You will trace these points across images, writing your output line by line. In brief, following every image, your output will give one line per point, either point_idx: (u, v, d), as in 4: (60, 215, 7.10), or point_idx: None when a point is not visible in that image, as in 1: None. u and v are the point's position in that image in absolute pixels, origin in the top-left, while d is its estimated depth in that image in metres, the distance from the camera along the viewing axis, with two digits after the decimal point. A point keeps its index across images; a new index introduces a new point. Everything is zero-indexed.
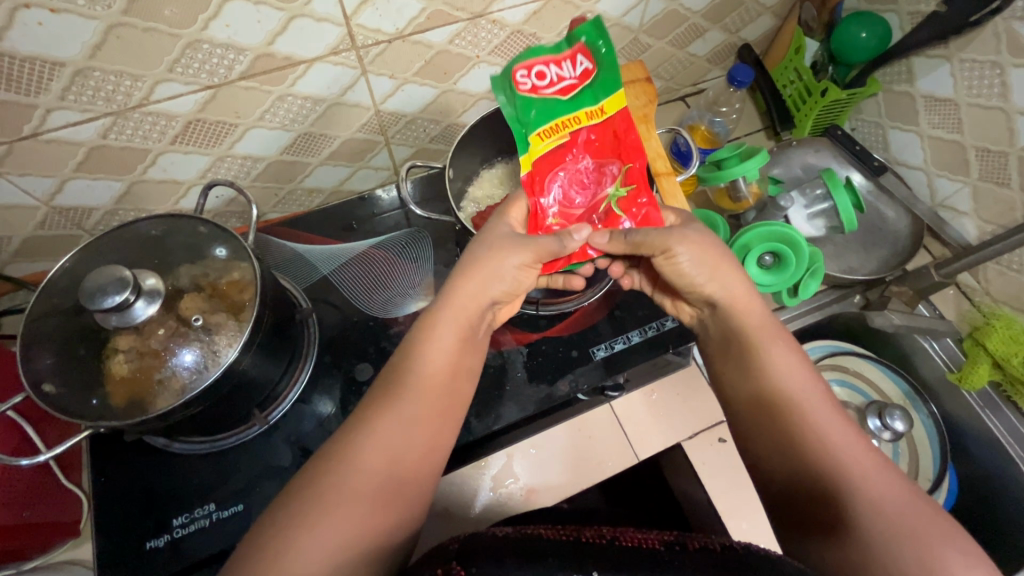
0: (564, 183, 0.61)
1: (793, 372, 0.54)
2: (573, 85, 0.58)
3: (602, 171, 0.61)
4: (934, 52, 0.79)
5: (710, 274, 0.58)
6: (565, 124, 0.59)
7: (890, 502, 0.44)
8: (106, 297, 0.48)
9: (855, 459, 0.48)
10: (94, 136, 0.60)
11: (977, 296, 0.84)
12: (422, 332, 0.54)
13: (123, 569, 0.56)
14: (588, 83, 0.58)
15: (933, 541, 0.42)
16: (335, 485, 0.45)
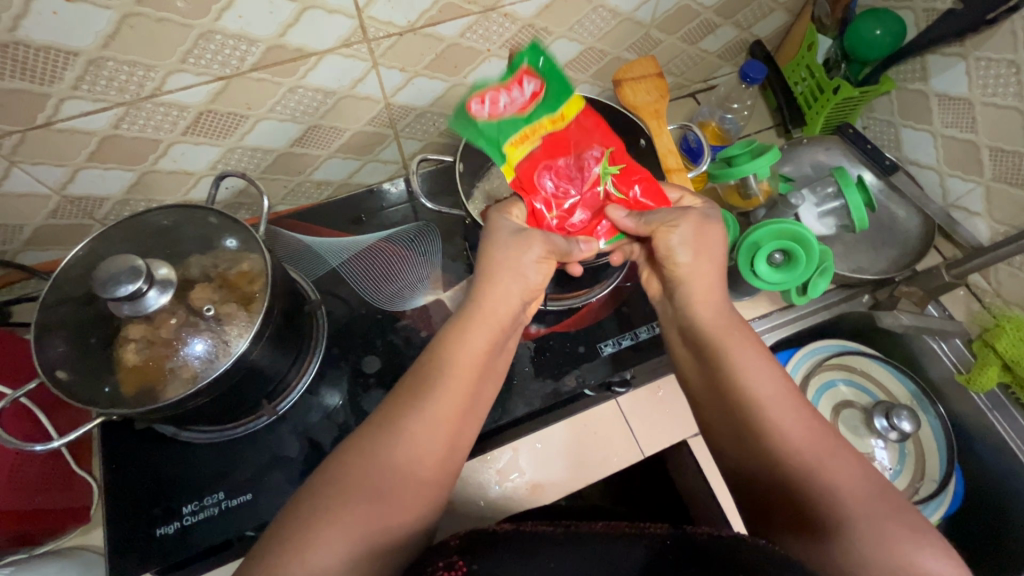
0: (552, 178, 0.61)
1: (753, 361, 0.52)
2: (528, 102, 0.60)
3: (583, 160, 0.62)
4: (949, 50, 0.78)
5: (692, 254, 0.56)
6: (536, 129, 0.61)
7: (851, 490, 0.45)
8: (119, 286, 0.48)
9: (818, 447, 0.48)
10: (107, 126, 0.60)
11: (987, 297, 0.84)
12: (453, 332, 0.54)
13: (132, 556, 0.56)
14: (541, 91, 0.61)
15: (895, 527, 0.43)
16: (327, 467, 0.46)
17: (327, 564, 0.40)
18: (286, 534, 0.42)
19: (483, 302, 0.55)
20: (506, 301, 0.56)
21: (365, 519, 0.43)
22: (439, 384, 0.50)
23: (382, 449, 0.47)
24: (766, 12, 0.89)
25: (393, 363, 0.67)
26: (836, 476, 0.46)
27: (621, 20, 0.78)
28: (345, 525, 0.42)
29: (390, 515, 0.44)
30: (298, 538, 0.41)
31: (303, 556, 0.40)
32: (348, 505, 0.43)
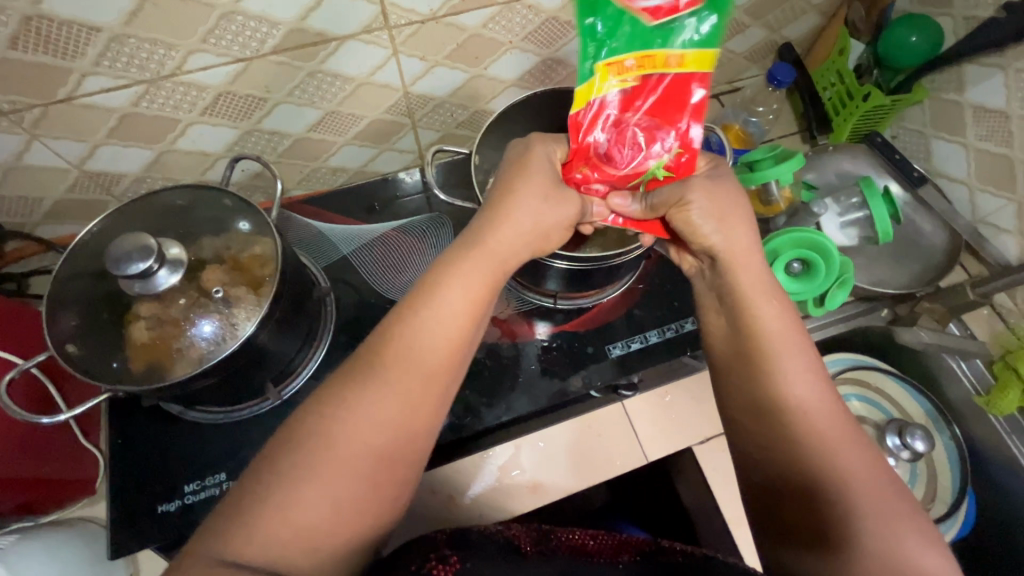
0: (606, 139, 0.52)
1: (793, 339, 0.50)
2: (667, 11, 0.47)
3: (654, 134, 0.51)
4: (989, 61, 0.75)
5: (716, 227, 0.52)
6: (643, 59, 0.49)
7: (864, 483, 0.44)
8: (130, 264, 0.49)
9: (837, 437, 0.46)
10: (127, 104, 0.60)
11: (1012, 317, 0.81)
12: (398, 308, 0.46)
13: (135, 530, 0.57)
14: (684, 15, 0.47)
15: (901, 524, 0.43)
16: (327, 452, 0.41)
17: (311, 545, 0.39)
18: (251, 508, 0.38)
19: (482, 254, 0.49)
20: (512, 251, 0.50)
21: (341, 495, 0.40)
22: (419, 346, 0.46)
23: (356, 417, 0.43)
24: (798, 14, 0.86)
25: None
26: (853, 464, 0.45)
27: None
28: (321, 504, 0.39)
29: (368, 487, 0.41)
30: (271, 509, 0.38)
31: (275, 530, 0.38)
32: (325, 481, 0.40)
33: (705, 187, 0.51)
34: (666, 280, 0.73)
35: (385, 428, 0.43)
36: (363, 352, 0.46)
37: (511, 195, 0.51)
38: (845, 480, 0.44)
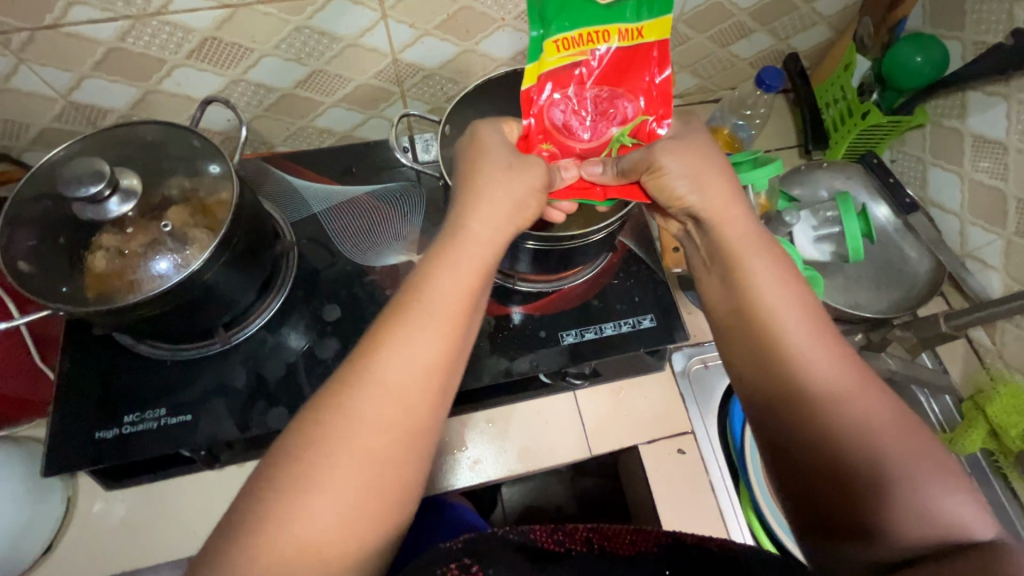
0: (563, 108, 0.56)
1: (787, 317, 0.47)
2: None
3: (613, 105, 0.56)
4: (993, 89, 0.73)
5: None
6: (591, 36, 0.52)
7: (879, 444, 0.42)
8: (82, 187, 0.50)
9: (842, 394, 0.44)
10: (112, 38, 0.62)
11: (989, 356, 0.78)
12: (412, 290, 0.47)
13: (71, 452, 0.59)
14: None
15: (922, 474, 0.41)
16: (346, 431, 0.41)
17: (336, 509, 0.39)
18: (272, 501, 0.39)
19: (472, 238, 0.50)
20: (492, 233, 0.50)
21: (367, 468, 0.40)
22: (426, 307, 0.46)
23: (367, 390, 0.42)
24: (806, 24, 0.85)
25: (352, 315, 0.67)
26: (857, 420, 0.43)
27: None
28: (340, 483, 0.40)
29: (394, 449, 0.42)
30: (293, 493, 0.39)
31: (303, 517, 0.38)
32: (344, 459, 0.40)
33: (671, 150, 0.52)
34: (630, 275, 0.72)
35: (396, 389, 0.43)
36: (385, 314, 0.46)
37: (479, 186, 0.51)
38: (864, 450, 0.42)
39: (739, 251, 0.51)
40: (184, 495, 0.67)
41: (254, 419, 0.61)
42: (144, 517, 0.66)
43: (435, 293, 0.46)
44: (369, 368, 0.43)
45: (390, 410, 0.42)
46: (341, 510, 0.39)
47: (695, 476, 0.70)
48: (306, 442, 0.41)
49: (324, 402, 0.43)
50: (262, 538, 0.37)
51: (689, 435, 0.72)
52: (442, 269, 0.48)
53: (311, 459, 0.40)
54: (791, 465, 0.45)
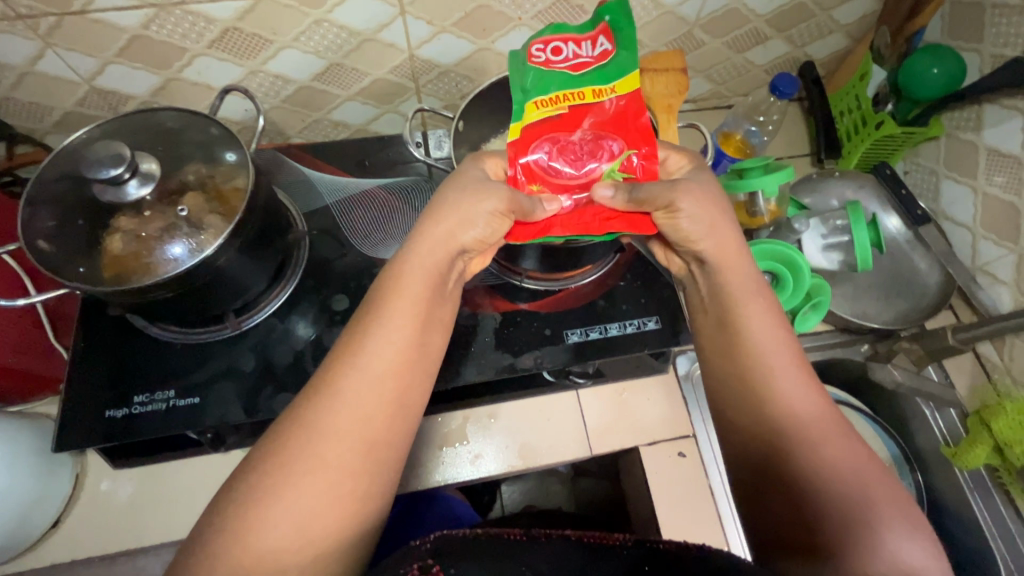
0: (547, 151, 0.55)
1: (780, 352, 0.50)
2: (586, 64, 0.55)
3: (599, 146, 0.55)
4: (1011, 103, 0.72)
5: (675, 238, 0.53)
6: (568, 97, 0.55)
7: (852, 486, 0.44)
8: (102, 168, 0.52)
9: (822, 437, 0.46)
10: (136, 25, 0.63)
11: (997, 372, 0.78)
12: (377, 308, 0.48)
13: (83, 429, 0.60)
14: (601, 65, 0.55)
15: (892, 517, 0.43)
16: (304, 446, 0.42)
17: (293, 520, 0.40)
18: (227, 517, 0.40)
19: (427, 258, 0.50)
20: (445, 251, 0.51)
21: (319, 482, 0.41)
22: (378, 323, 0.47)
23: (319, 408, 0.44)
24: (824, 32, 0.85)
25: (361, 306, 0.68)
26: (835, 465, 0.45)
27: (662, 12, 0.76)
28: (291, 499, 0.40)
29: (347, 463, 0.42)
30: (246, 509, 0.40)
31: (256, 532, 0.39)
32: (295, 475, 0.41)
33: (691, 193, 0.52)
34: (637, 276, 0.72)
35: (356, 403, 0.44)
36: (349, 331, 0.47)
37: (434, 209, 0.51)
38: (836, 490, 0.44)
39: (735, 294, 0.52)
40: (189, 477, 0.69)
41: (260, 404, 0.62)
42: (150, 497, 0.68)
43: (394, 310, 0.47)
44: (322, 387, 0.44)
45: (340, 425, 0.43)
46: (299, 521, 0.40)
47: (694, 479, 0.70)
48: (262, 460, 0.42)
49: (281, 421, 0.44)
50: (216, 553, 0.39)
51: (690, 439, 0.72)
52: (394, 288, 0.49)
53: (264, 477, 0.41)
54: (773, 502, 0.48)
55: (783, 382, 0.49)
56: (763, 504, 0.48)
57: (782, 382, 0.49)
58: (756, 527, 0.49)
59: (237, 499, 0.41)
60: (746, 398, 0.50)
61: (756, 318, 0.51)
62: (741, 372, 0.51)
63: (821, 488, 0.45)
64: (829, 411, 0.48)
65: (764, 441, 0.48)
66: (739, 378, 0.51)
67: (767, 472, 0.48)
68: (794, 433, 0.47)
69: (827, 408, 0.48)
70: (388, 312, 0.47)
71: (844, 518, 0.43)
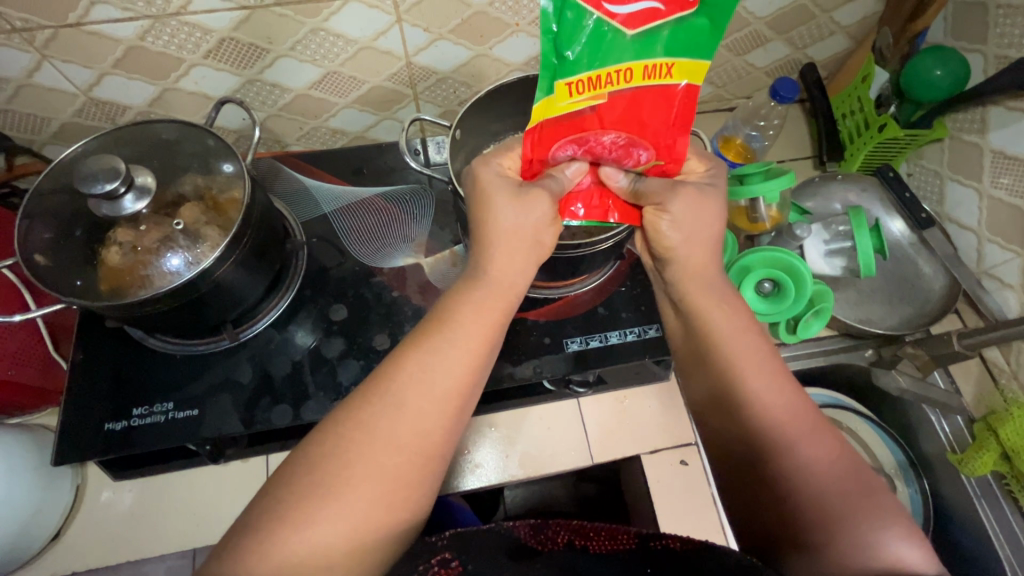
0: (572, 151, 0.49)
1: (757, 355, 0.49)
2: (648, 18, 0.42)
3: (629, 152, 0.48)
4: (1014, 105, 0.71)
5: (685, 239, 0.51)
6: (608, 79, 0.44)
7: (833, 476, 0.45)
8: (97, 183, 0.52)
9: (801, 436, 0.46)
10: (132, 36, 0.63)
11: (1004, 377, 0.76)
12: (447, 319, 0.47)
13: (81, 442, 0.60)
14: (663, 23, 0.42)
15: (873, 515, 0.44)
16: (367, 450, 0.42)
17: (338, 524, 0.39)
18: (276, 515, 0.39)
19: (494, 268, 0.49)
20: (520, 271, 0.50)
21: (373, 486, 0.41)
22: (445, 335, 0.46)
23: (381, 414, 0.43)
24: (825, 34, 0.84)
25: (359, 315, 0.68)
26: (813, 461, 0.46)
27: None
28: (349, 501, 0.40)
29: (398, 471, 0.42)
30: (306, 505, 0.40)
31: (305, 529, 0.39)
32: (351, 478, 0.41)
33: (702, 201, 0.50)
34: (637, 284, 0.71)
35: (421, 414, 0.43)
36: (414, 336, 0.47)
37: (487, 213, 0.49)
38: (819, 494, 0.45)
39: (698, 301, 0.52)
40: (188, 488, 0.68)
41: (259, 414, 0.62)
42: (149, 508, 0.68)
43: (461, 323, 0.47)
44: (388, 393, 0.44)
45: (400, 434, 0.43)
46: (346, 526, 0.40)
47: (697, 487, 0.70)
48: (315, 459, 0.42)
49: (336, 422, 0.43)
50: (266, 547, 0.38)
51: (693, 447, 0.71)
52: (464, 297, 0.49)
53: (320, 475, 0.41)
54: (759, 497, 0.48)
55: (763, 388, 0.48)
56: (748, 504, 0.49)
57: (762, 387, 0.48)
58: (742, 521, 0.50)
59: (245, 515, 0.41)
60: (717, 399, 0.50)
61: (721, 321, 0.51)
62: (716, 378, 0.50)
63: (805, 484, 0.45)
64: (807, 413, 0.48)
65: (741, 440, 0.49)
66: (712, 383, 0.51)
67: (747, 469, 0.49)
68: (772, 432, 0.47)
69: (804, 407, 0.48)
70: (460, 326, 0.47)
71: (825, 513, 0.44)
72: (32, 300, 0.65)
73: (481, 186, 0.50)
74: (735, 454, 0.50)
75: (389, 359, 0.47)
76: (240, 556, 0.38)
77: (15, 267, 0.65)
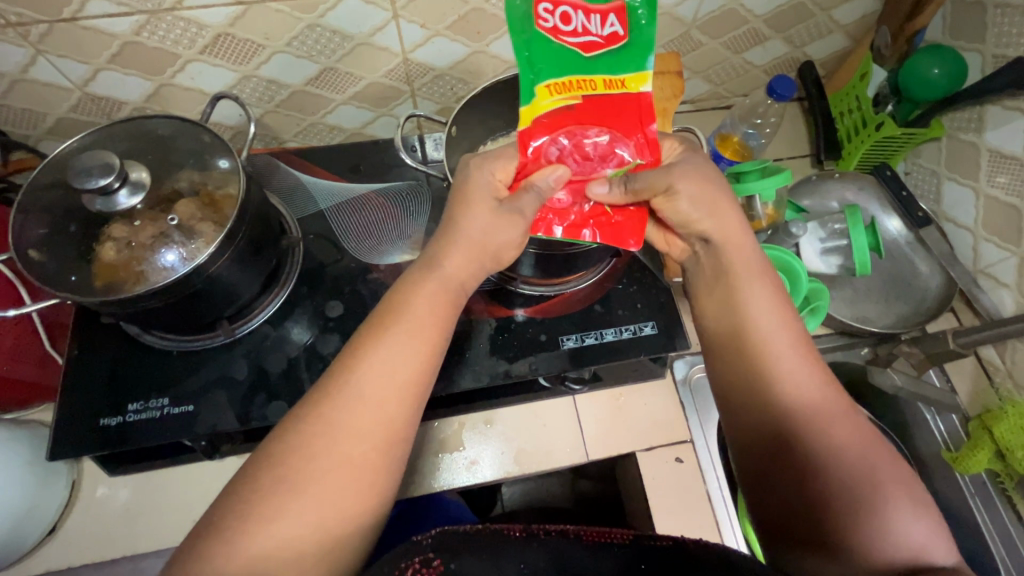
0: (561, 147, 0.53)
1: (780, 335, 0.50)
2: (597, 46, 0.50)
3: (609, 152, 0.53)
4: (1011, 104, 0.71)
5: (707, 213, 0.53)
6: (580, 85, 0.51)
7: (856, 466, 0.44)
8: (91, 179, 0.51)
9: (823, 419, 0.46)
10: (128, 31, 0.63)
11: (998, 376, 0.77)
12: (398, 309, 0.47)
13: (76, 438, 0.60)
14: (613, 46, 0.50)
15: (898, 498, 0.43)
16: (326, 444, 0.42)
17: (303, 521, 0.39)
18: (241, 513, 0.39)
19: (445, 261, 0.50)
20: (473, 264, 0.50)
21: (345, 475, 0.41)
22: (398, 323, 0.47)
23: (347, 403, 0.43)
24: (823, 32, 0.84)
25: (355, 312, 0.68)
26: (839, 444, 0.45)
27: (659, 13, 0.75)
28: (314, 495, 0.40)
29: (368, 458, 0.42)
30: (267, 502, 0.39)
31: (269, 526, 0.39)
32: (315, 470, 0.41)
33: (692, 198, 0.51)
34: (633, 281, 0.71)
35: (379, 404, 0.43)
36: (366, 329, 0.47)
37: (460, 213, 0.50)
38: (842, 477, 0.44)
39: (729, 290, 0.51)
40: (183, 484, 0.69)
41: (254, 411, 0.62)
42: (145, 504, 0.68)
43: (413, 315, 0.47)
44: (343, 385, 0.44)
45: (361, 422, 0.43)
46: (312, 521, 0.39)
47: (692, 485, 0.70)
48: (277, 455, 0.41)
49: (295, 418, 0.43)
50: (233, 545, 0.38)
51: (688, 444, 0.72)
52: (416, 287, 0.49)
53: (283, 470, 0.41)
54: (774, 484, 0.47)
55: (786, 368, 0.48)
56: (763, 491, 0.48)
57: (785, 367, 0.48)
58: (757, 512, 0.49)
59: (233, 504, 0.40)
60: (744, 385, 0.50)
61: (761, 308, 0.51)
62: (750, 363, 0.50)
63: (829, 476, 0.45)
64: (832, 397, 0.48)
65: (766, 428, 0.48)
66: (741, 368, 0.50)
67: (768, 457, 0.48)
68: (792, 417, 0.47)
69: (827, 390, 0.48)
70: (414, 312, 0.47)
71: (847, 505, 0.43)
72: (28, 295, 0.64)
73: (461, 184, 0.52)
74: (748, 441, 0.49)
75: (345, 350, 0.47)
76: (212, 552, 0.38)
77: (11, 262, 0.65)
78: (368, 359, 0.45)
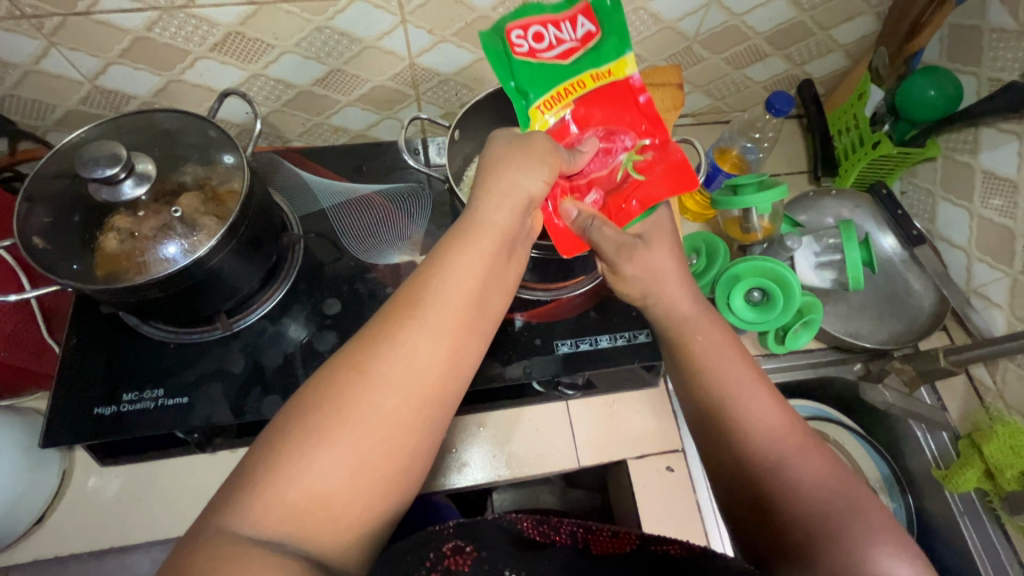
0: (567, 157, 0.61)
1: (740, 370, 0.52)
2: (574, 51, 0.60)
3: (614, 139, 0.61)
4: (1005, 127, 0.73)
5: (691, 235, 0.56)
6: (567, 92, 0.60)
7: (821, 495, 0.45)
8: (98, 168, 0.52)
9: (791, 450, 0.48)
10: (140, 27, 0.64)
11: (989, 396, 0.77)
12: (445, 260, 0.45)
13: (72, 425, 0.61)
14: (587, 47, 0.59)
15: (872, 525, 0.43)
16: (364, 394, 0.39)
17: (336, 478, 0.37)
18: (268, 470, 0.37)
19: (489, 223, 0.48)
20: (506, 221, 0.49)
21: (382, 428, 0.39)
22: (442, 276, 0.44)
23: (388, 354, 0.40)
24: (823, 51, 0.85)
25: (352, 310, 0.68)
26: (804, 474, 0.46)
27: (662, 28, 0.77)
28: (349, 451, 0.38)
29: (406, 413, 0.40)
30: (296, 456, 0.37)
31: (300, 483, 0.36)
32: (348, 423, 0.38)
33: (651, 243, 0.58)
34: None
35: (423, 357, 0.41)
36: (412, 280, 0.44)
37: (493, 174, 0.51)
38: (814, 505, 0.45)
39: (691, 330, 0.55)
40: (175, 477, 0.69)
41: (248, 405, 0.62)
42: (136, 495, 0.68)
43: (459, 267, 0.45)
44: (385, 335, 0.41)
45: (402, 374, 0.40)
46: (344, 478, 0.37)
47: (682, 493, 0.70)
48: (310, 406, 0.39)
49: (331, 367, 0.41)
50: (268, 497, 0.36)
51: (679, 453, 0.72)
52: (458, 247, 0.46)
53: (316, 421, 0.38)
54: (750, 512, 0.48)
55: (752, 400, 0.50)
56: (742, 516, 0.49)
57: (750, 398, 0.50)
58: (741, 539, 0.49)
59: (252, 461, 0.38)
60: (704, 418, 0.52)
61: (706, 341, 0.54)
62: (704, 395, 0.52)
63: (795, 503, 0.45)
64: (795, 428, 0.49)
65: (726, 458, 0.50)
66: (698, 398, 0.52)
67: (736, 490, 0.49)
68: (761, 449, 0.48)
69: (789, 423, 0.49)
70: (452, 269, 0.45)
71: (810, 528, 0.44)
72: (29, 283, 0.65)
73: (488, 165, 0.52)
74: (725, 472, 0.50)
75: (392, 300, 0.44)
76: (244, 500, 0.36)
77: (13, 250, 0.66)
78: (413, 311, 0.42)
